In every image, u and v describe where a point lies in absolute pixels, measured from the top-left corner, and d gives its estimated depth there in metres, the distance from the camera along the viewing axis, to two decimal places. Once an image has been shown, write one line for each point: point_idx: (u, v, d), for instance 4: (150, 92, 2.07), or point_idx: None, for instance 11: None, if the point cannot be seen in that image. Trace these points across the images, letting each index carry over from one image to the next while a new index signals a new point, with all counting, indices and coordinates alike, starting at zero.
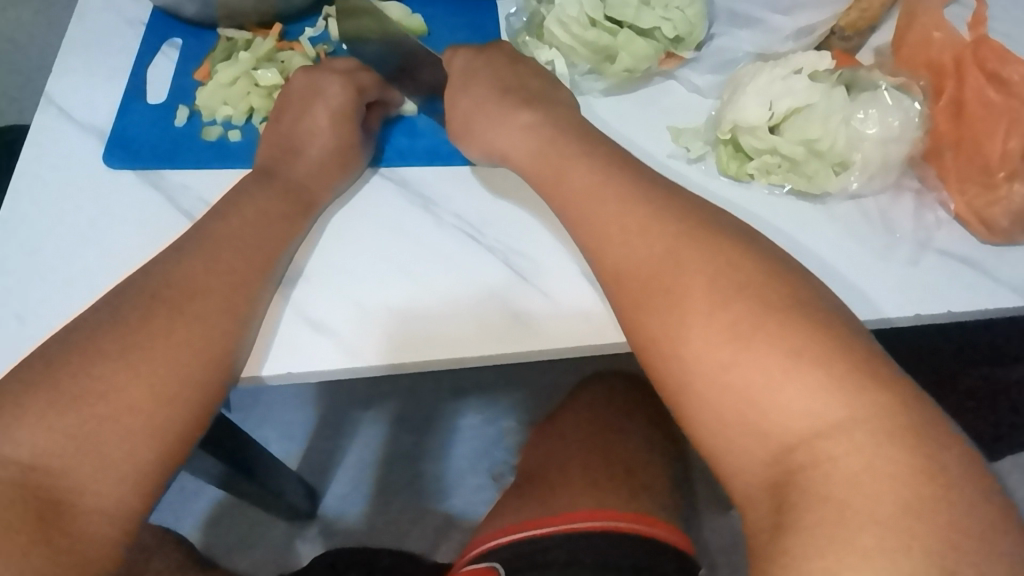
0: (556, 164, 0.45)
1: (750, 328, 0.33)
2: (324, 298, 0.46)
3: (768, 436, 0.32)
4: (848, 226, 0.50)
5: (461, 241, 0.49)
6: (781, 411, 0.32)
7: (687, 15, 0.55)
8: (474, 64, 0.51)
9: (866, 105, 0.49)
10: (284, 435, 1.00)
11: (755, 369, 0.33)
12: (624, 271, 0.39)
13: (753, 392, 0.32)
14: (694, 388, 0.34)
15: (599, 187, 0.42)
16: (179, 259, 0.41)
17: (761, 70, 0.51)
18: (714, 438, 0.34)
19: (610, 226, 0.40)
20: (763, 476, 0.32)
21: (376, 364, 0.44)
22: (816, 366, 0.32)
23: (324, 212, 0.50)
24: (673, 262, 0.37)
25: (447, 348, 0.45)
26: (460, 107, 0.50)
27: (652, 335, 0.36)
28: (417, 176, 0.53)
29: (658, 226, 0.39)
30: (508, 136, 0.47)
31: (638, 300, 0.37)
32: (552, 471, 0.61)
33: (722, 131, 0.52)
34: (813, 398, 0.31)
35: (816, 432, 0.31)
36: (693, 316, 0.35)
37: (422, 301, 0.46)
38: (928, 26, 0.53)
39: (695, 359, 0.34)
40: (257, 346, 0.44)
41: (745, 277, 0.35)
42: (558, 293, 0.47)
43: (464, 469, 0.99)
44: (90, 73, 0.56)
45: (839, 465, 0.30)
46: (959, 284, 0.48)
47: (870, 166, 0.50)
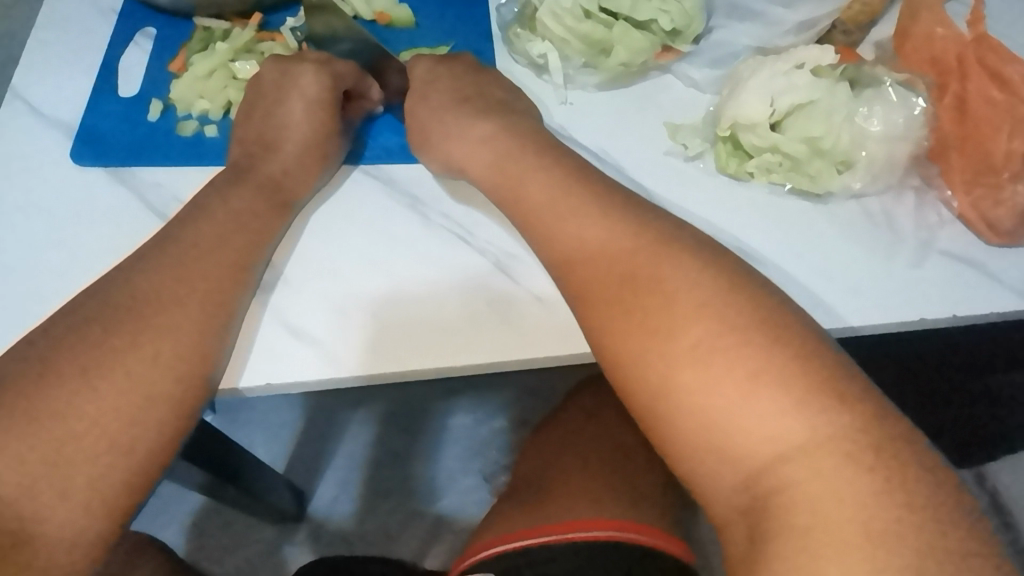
0: (549, 166, 0.42)
1: (717, 346, 0.32)
2: (304, 304, 0.44)
3: (735, 457, 0.30)
4: (850, 227, 0.49)
5: (449, 242, 0.47)
6: (748, 433, 0.30)
7: (684, 7, 0.53)
8: (434, 70, 0.50)
9: (870, 102, 0.48)
10: (270, 437, 0.98)
11: (719, 390, 0.31)
12: (592, 280, 0.37)
13: (719, 415, 0.31)
14: (663, 410, 0.32)
15: (566, 202, 0.40)
16: (146, 264, 0.39)
17: (763, 64, 0.49)
18: (682, 455, 0.32)
19: (580, 235, 0.38)
20: (732, 502, 0.31)
21: (355, 375, 0.42)
22: (783, 387, 0.30)
23: (303, 212, 0.47)
24: (669, 271, 0.35)
25: (434, 356, 0.42)
26: (419, 111, 0.48)
27: (616, 356, 0.35)
28: (403, 174, 0.50)
29: (619, 239, 0.37)
30: (498, 136, 0.45)
31: (607, 324, 0.36)
32: (547, 477, 0.59)
33: (721, 128, 0.50)
34: (787, 423, 0.30)
35: (779, 456, 0.30)
36: (674, 332, 0.33)
37: (408, 306, 0.44)
38: (931, 21, 0.52)
39: (661, 382, 0.33)
40: (235, 356, 0.42)
41: (735, 294, 0.34)
42: (549, 296, 0.45)
43: (453, 470, 0.97)
44: (58, 64, 0.53)
45: (801, 491, 0.29)
46: (963, 288, 0.47)
47: (873, 166, 0.48)
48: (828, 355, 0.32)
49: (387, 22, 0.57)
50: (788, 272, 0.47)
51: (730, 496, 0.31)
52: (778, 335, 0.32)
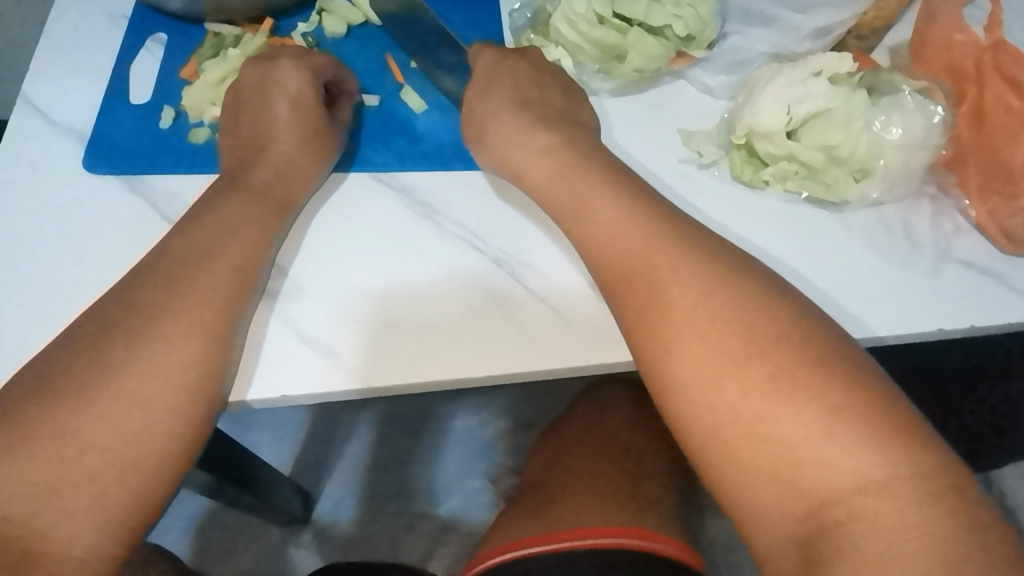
0: (591, 189, 0.42)
1: (789, 382, 0.33)
2: (320, 315, 0.43)
3: (802, 491, 0.31)
4: (868, 236, 0.48)
5: (465, 252, 0.47)
6: (822, 466, 0.31)
7: (699, 12, 0.52)
8: (495, 68, 0.49)
9: (888, 110, 0.47)
10: (276, 439, 0.98)
11: (793, 424, 0.32)
12: (645, 309, 0.37)
13: (793, 449, 0.32)
14: (730, 440, 0.33)
15: (625, 221, 0.40)
16: (153, 277, 0.39)
17: (779, 72, 0.49)
18: (740, 489, 0.33)
19: (634, 258, 0.39)
20: (794, 532, 0.31)
21: (377, 386, 0.42)
22: (859, 422, 0.31)
23: (316, 222, 0.47)
24: (713, 302, 0.36)
25: (453, 369, 0.42)
26: (471, 106, 0.48)
27: (676, 385, 0.35)
28: (416, 182, 0.50)
29: (662, 267, 0.38)
30: (518, 140, 0.46)
31: (666, 353, 0.36)
32: (557, 483, 0.59)
33: (736, 135, 0.49)
34: (845, 455, 0.31)
35: (858, 488, 0.30)
36: (722, 365, 0.34)
37: (425, 317, 0.44)
38: (948, 28, 0.51)
39: (728, 413, 0.33)
40: (246, 367, 0.41)
41: (780, 326, 0.35)
42: (566, 307, 0.45)
43: (459, 473, 0.97)
44: (69, 70, 0.53)
45: (878, 521, 0.30)
46: (980, 297, 0.47)
47: (891, 174, 0.48)
48: (862, 388, 0.33)
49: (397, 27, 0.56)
50: (807, 282, 0.47)
51: (790, 526, 0.31)
52: (831, 370, 0.33)
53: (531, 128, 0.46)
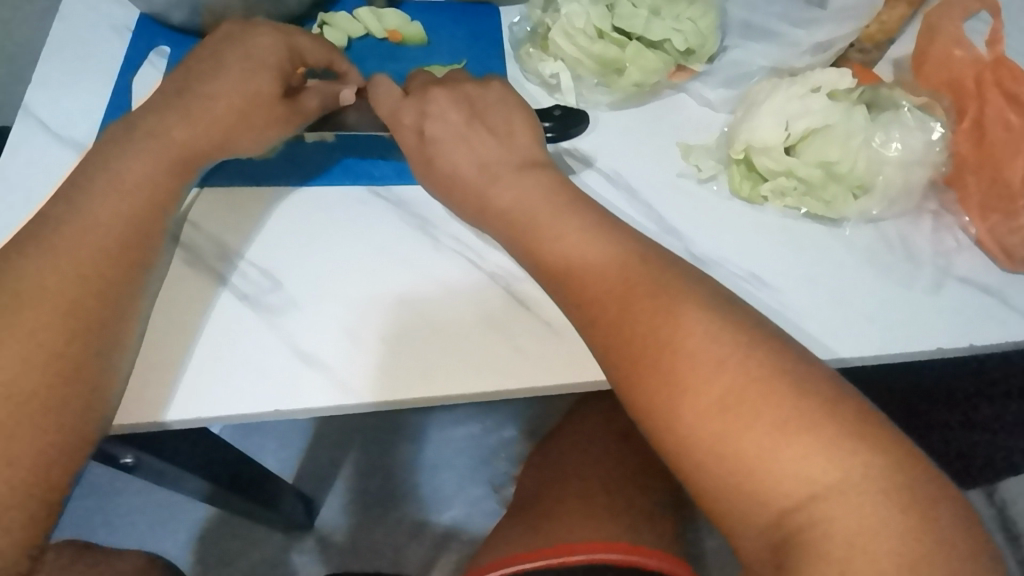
0: (557, 212, 0.42)
1: (736, 401, 0.32)
2: (315, 330, 0.43)
3: (766, 501, 0.31)
4: (867, 252, 0.48)
5: (461, 267, 0.47)
6: (778, 477, 0.31)
7: (699, 27, 0.53)
8: (425, 126, 0.46)
9: (888, 127, 0.47)
10: (280, 445, 0.98)
11: (746, 440, 0.32)
12: (614, 327, 0.37)
13: (747, 463, 0.31)
14: (693, 457, 0.32)
15: (591, 240, 0.40)
16: (108, 272, 0.38)
17: (777, 87, 0.48)
18: (715, 500, 0.32)
19: (589, 269, 0.39)
20: (763, 540, 0.31)
21: (370, 398, 0.41)
22: (807, 431, 0.31)
23: (299, 230, 0.47)
24: (677, 320, 0.35)
25: (445, 383, 0.42)
26: (424, 139, 0.46)
27: (642, 402, 0.35)
28: (413, 197, 0.50)
29: (631, 279, 0.38)
30: (478, 181, 0.44)
31: (628, 377, 0.35)
32: (552, 498, 0.59)
33: (734, 150, 0.49)
34: (800, 463, 0.31)
35: (813, 495, 0.30)
36: (682, 380, 0.33)
37: (417, 332, 0.44)
38: (949, 43, 0.51)
39: (688, 436, 0.33)
40: (224, 375, 0.41)
41: (742, 339, 0.34)
42: (563, 322, 0.45)
43: (463, 481, 0.97)
44: (72, 82, 0.54)
45: (835, 527, 0.30)
46: (979, 314, 0.46)
47: (891, 191, 0.47)
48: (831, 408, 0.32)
49: (398, 40, 0.57)
50: (802, 292, 0.46)
51: (759, 533, 0.31)
52: (786, 383, 0.33)
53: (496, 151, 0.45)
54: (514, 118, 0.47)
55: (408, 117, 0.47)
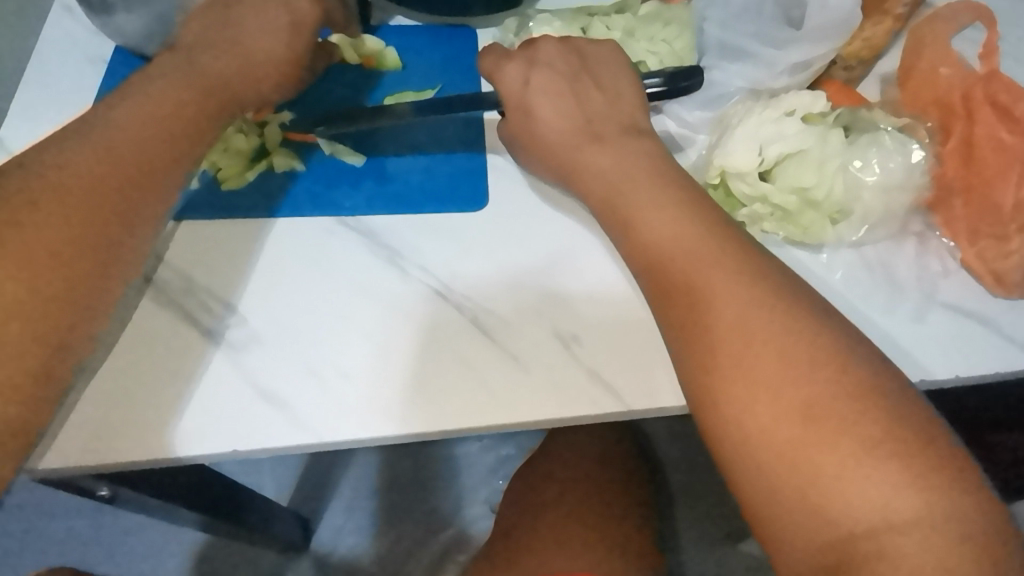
0: (642, 194, 0.40)
1: (825, 412, 0.31)
2: (277, 368, 0.43)
3: (832, 523, 0.29)
4: (848, 279, 0.46)
5: (428, 300, 0.46)
6: (852, 499, 0.29)
7: (674, 48, 0.53)
8: (530, 79, 0.45)
9: (865, 150, 0.45)
10: (276, 465, 0.98)
11: (828, 457, 0.30)
12: (690, 321, 0.35)
13: (821, 478, 0.30)
14: (759, 461, 0.31)
15: (676, 223, 0.38)
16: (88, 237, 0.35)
17: (751, 111, 0.47)
18: (769, 515, 0.31)
19: (673, 253, 0.37)
20: (815, 561, 0.30)
21: (345, 437, 0.41)
22: (892, 458, 0.30)
23: (298, 258, 0.47)
24: (754, 323, 0.34)
25: (430, 417, 0.41)
26: (522, 98, 0.45)
27: (708, 401, 0.33)
28: (383, 226, 0.49)
29: (721, 272, 0.35)
30: (569, 144, 0.44)
31: (701, 363, 0.34)
32: (525, 529, 0.59)
33: (710, 175, 0.47)
34: (877, 490, 0.29)
35: (888, 524, 0.29)
36: (755, 385, 0.32)
37: (389, 368, 0.43)
38: (932, 61, 0.50)
39: (760, 436, 0.31)
40: (225, 415, 0.41)
41: (822, 350, 0.33)
42: (531, 358, 0.44)
43: (461, 499, 0.97)
44: (48, 116, 0.54)
45: (905, 560, 0.28)
46: (968, 342, 0.44)
47: (870, 216, 0.46)
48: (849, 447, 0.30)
49: (373, 66, 0.56)
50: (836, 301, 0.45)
51: (814, 555, 0.30)
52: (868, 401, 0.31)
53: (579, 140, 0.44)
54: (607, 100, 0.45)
55: (511, 75, 0.46)
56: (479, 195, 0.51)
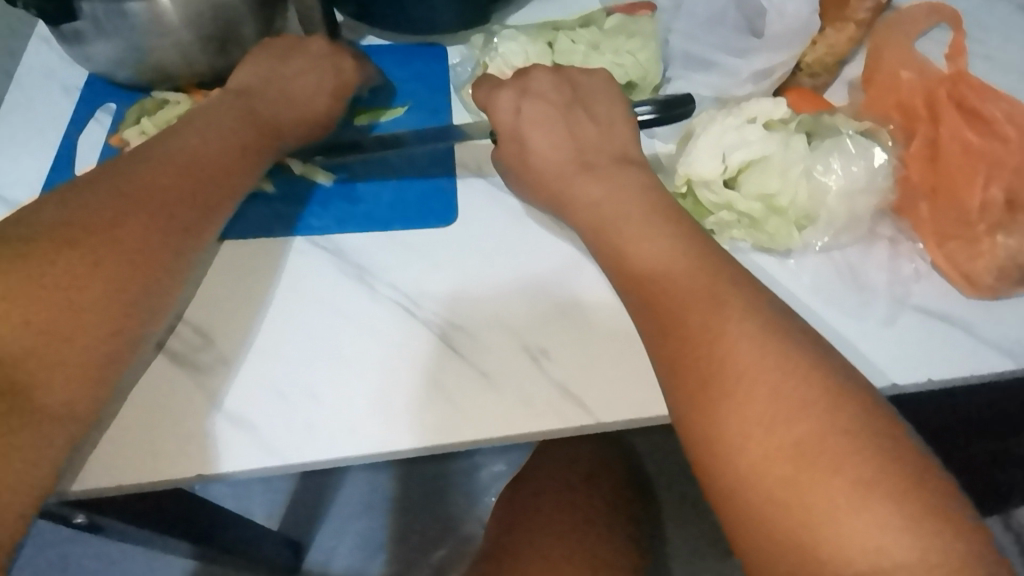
0: (633, 224, 0.40)
1: (816, 450, 0.30)
2: (244, 390, 0.42)
3: (825, 566, 0.29)
4: (816, 283, 0.46)
5: (397, 317, 0.46)
6: (844, 543, 0.29)
7: (639, 59, 0.53)
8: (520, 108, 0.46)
9: (828, 155, 0.45)
10: (265, 488, 0.97)
11: (816, 493, 0.30)
12: (681, 354, 0.35)
13: (812, 516, 0.30)
14: (750, 500, 0.31)
15: (668, 258, 0.38)
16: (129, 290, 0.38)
17: (713, 119, 0.47)
18: (760, 553, 0.31)
19: (669, 292, 0.37)
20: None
21: (322, 458, 0.41)
22: (882, 498, 0.29)
23: (278, 284, 0.47)
24: (745, 357, 0.33)
25: (413, 436, 0.41)
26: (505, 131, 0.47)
27: (699, 436, 0.33)
28: (352, 245, 0.49)
29: (716, 308, 0.35)
30: (563, 173, 0.44)
31: (693, 398, 0.34)
32: (510, 549, 0.57)
33: (676, 184, 0.48)
34: (869, 532, 0.29)
35: (879, 570, 0.28)
36: (746, 420, 0.32)
37: (366, 387, 0.43)
38: (894, 66, 0.50)
39: (753, 471, 0.31)
40: (216, 444, 0.41)
41: (813, 388, 0.32)
42: (500, 372, 0.43)
43: (454, 517, 0.96)
44: (21, 145, 0.55)
45: None
46: (940, 347, 0.44)
47: (835, 221, 0.46)
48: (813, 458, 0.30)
49: None
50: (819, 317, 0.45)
51: None
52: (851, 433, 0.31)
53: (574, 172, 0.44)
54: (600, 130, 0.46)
55: (502, 103, 0.47)
56: (448, 211, 0.51)
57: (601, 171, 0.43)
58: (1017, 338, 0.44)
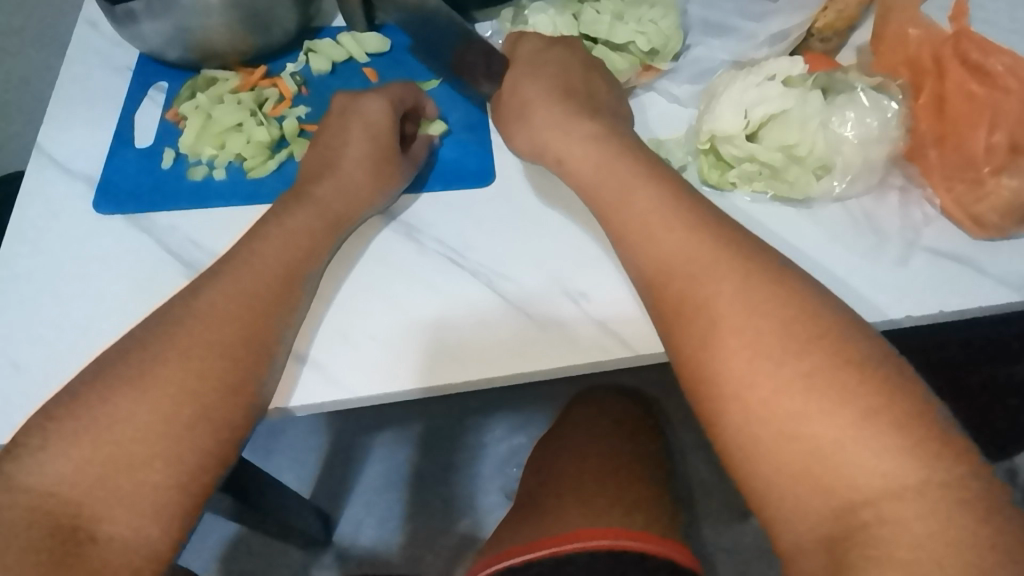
0: (634, 181, 0.44)
1: (824, 382, 0.33)
2: (311, 334, 0.46)
3: (832, 491, 0.32)
4: (833, 229, 0.50)
5: (446, 267, 0.49)
6: (852, 470, 0.31)
7: (661, 28, 0.55)
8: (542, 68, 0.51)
9: (843, 108, 0.49)
10: (296, 463, 1.01)
11: (825, 426, 0.32)
12: (687, 304, 0.38)
13: (822, 447, 0.32)
14: (761, 437, 0.33)
15: (664, 214, 0.42)
16: (267, 305, 0.42)
17: (735, 78, 0.51)
18: (769, 487, 0.33)
19: (674, 257, 0.40)
20: (818, 531, 0.32)
21: (387, 392, 0.44)
22: (886, 428, 0.32)
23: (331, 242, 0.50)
24: (752, 304, 0.36)
25: (470, 370, 0.45)
26: (522, 93, 0.50)
27: (711, 379, 0.36)
28: (399, 204, 0.53)
29: (720, 266, 0.38)
30: (569, 140, 0.48)
31: (701, 343, 0.37)
32: (551, 493, 0.60)
33: (701, 141, 0.51)
34: (875, 458, 0.31)
35: (886, 491, 0.31)
36: (756, 361, 0.35)
37: (426, 328, 0.46)
38: (904, 23, 0.53)
39: (764, 407, 0.34)
40: (283, 386, 0.44)
41: (818, 327, 0.35)
42: (545, 312, 0.47)
43: (478, 487, 0.99)
44: (80, 122, 0.58)
45: (906, 527, 0.30)
46: (952, 283, 0.47)
47: (851, 168, 0.49)
48: (848, 367, 0.34)
49: (374, 76, 0.60)
50: (825, 267, 0.48)
51: (816, 524, 0.32)
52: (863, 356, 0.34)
53: (571, 119, 0.49)
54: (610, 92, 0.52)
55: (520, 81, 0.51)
56: (486, 172, 0.54)
57: (589, 133, 0.48)
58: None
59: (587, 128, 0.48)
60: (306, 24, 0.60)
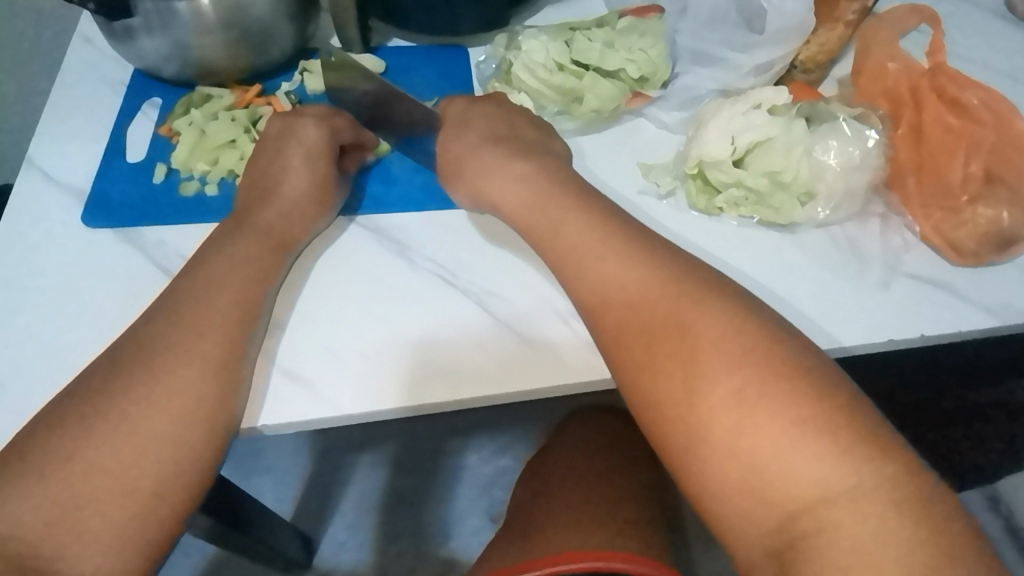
0: (563, 213, 0.45)
1: (757, 396, 0.34)
2: (302, 351, 0.46)
3: (774, 503, 0.32)
4: (818, 253, 0.51)
5: (435, 285, 0.49)
6: (790, 479, 0.32)
7: (650, 56, 0.58)
8: (469, 112, 0.53)
9: (825, 137, 0.51)
10: (277, 484, 0.99)
11: (760, 440, 0.33)
12: (624, 328, 0.39)
13: (759, 461, 0.33)
14: (703, 454, 0.34)
15: (594, 241, 0.43)
16: (231, 325, 0.42)
17: (722, 106, 0.53)
18: (715, 502, 0.34)
19: (606, 279, 0.41)
20: (765, 545, 0.33)
21: (371, 410, 0.44)
22: (821, 435, 0.33)
23: (314, 257, 0.51)
24: (683, 321, 0.37)
25: (443, 387, 0.45)
26: (452, 150, 0.51)
27: (654, 401, 0.36)
28: (391, 222, 0.53)
29: (648, 285, 0.39)
30: (499, 176, 0.48)
31: (642, 364, 0.37)
32: (539, 512, 0.60)
33: (689, 166, 0.52)
34: (810, 467, 0.32)
35: (822, 499, 0.32)
36: (692, 379, 0.35)
37: (402, 344, 0.46)
38: (883, 57, 0.55)
39: (703, 424, 0.34)
40: (255, 399, 0.44)
41: (746, 340, 0.36)
42: (530, 330, 0.47)
43: (464, 509, 0.98)
44: (71, 136, 0.58)
45: (843, 531, 0.31)
46: (933, 307, 0.48)
47: (834, 196, 0.51)
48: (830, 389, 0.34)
49: None
50: (787, 290, 0.49)
51: (763, 537, 0.33)
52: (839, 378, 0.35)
53: (506, 160, 0.49)
54: (537, 131, 0.53)
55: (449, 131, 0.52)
56: None
57: (519, 174, 0.48)
58: (1001, 299, 0.49)
59: (519, 169, 0.48)
60: (303, 44, 0.61)
